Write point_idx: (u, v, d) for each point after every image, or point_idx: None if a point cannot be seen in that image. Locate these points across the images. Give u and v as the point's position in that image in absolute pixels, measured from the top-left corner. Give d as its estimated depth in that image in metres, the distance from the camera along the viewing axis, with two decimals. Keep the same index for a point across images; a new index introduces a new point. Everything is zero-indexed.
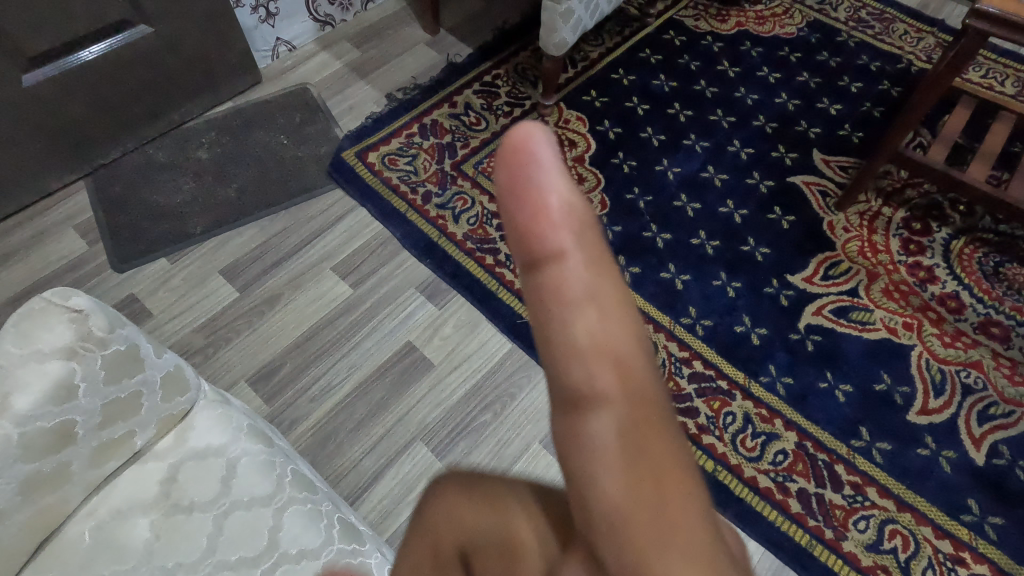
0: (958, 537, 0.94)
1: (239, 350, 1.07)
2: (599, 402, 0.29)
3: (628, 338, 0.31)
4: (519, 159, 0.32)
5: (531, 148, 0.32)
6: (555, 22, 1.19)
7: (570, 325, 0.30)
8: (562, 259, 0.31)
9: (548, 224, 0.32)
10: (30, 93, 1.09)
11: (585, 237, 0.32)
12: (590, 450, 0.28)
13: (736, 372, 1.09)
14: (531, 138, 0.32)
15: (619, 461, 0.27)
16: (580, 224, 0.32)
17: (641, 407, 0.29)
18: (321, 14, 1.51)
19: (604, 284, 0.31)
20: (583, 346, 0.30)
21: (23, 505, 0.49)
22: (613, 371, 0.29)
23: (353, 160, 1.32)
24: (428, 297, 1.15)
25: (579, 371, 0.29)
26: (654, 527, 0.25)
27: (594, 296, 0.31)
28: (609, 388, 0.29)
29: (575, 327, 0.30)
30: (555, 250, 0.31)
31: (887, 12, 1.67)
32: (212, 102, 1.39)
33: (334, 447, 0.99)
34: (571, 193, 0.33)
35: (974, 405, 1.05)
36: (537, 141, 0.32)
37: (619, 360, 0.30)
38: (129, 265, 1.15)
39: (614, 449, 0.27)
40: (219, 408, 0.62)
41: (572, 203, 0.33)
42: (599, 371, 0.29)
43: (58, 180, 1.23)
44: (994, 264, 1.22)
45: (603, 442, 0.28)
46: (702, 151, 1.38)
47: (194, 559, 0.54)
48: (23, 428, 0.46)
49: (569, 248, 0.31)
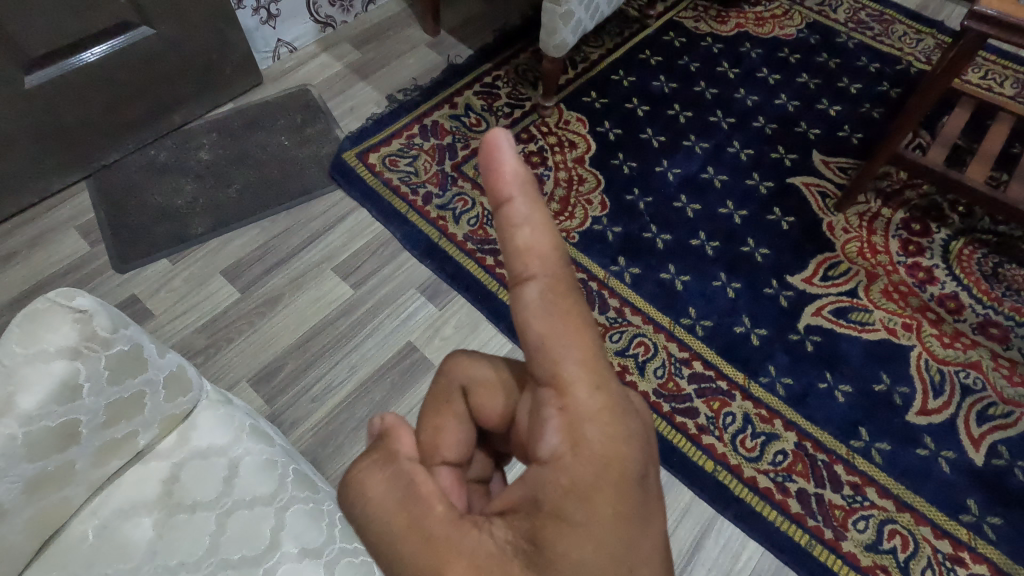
0: (958, 537, 0.94)
1: (240, 350, 1.08)
2: (540, 308, 0.32)
3: (564, 263, 0.32)
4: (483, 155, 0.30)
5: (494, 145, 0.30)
6: (555, 24, 1.20)
7: (512, 258, 0.32)
8: (513, 217, 0.31)
9: (496, 194, 0.30)
10: (32, 94, 1.10)
11: (536, 203, 0.31)
12: (538, 333, 0.32)
13: (736, 373, 1.09)
14: (494, 131, 0.29)
15: (563, 339, 0.32)
16: (533, 187, 0.31)
17: (577, 310, 0.33)
18: (322, 15, 1.52)
19: (549, 230, 0.32)
20: (530, 266, 0.32)
21: (28, 504, 0.49)
22: (552, 286, 0.32)
23: (353, 161, 1.32)
24: (428, 298, 1.15)
25: (524, 288, 0.32)
26: (586, 397, 0.33)
27: (536, 231, 0.31)
28: (550, 299, 0.32)
29: (522, 257, 0.32)
30: (502, 212, 0.31)
31: (887, 14, 1.67)
32: (213, 104, 1.39)
33: (334, 447, 0.99)
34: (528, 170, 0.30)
35: (973, 405, 1.06)
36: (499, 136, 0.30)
37: (558, 280, 0.32)
38: (130, 266, 1.15)
39: (552, 332, 0.32)
40: (221, 408, 0.62)
41: (529, 181, 0.31)
42: (543, 287, 0.32)
43: (59, 181, 1.23)
44: (993, 264, 1.22)
45: (545, 326, 0.32)
46: (702, 152, 1.39)
47: (197, 558, 0.54)
48: (28, 427, 0.47)
49: (521, 205, 0.30)
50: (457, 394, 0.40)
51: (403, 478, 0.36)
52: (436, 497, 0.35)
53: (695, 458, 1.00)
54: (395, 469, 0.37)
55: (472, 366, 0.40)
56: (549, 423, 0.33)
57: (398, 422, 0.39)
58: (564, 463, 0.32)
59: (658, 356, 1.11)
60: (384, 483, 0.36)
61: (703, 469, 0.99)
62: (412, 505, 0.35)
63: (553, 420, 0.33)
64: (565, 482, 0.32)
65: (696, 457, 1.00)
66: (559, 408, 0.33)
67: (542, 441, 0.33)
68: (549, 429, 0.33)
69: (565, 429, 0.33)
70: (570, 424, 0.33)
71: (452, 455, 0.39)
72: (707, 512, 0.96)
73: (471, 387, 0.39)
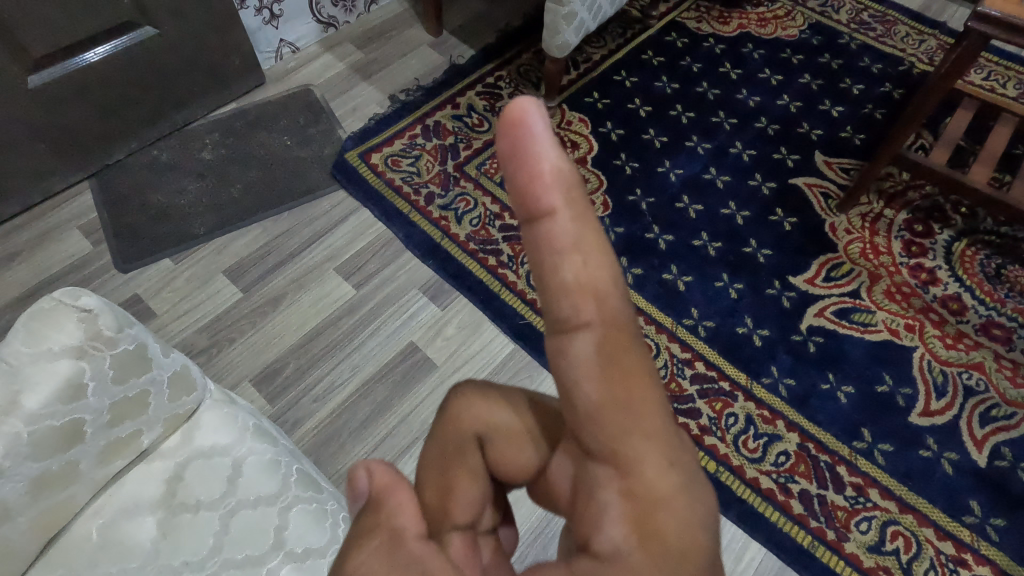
0: (961, 539, 0.94)
1: (243, 350, 1.08)
2: (594, 363, 0.28)
3: (622, 305, 0.29)
4: (513, 141, 0.27)
5: (524, 122, 0.26)
6: (558, 24, 1.19)
7: (561, 301, 0.28)
8: (553, 236, 0.28)
9: (536, 204, 0.27)
10: (35, 94, 1.10)
11: (581, 208, 0.28)
12: (591, 402, 0.28)
13: (739, 374, 1.09)
14: (521, 100, 0.25)
15: (623, 404, 0.28)
16: (577, 195, 0.28)
17: (637, 365, 0.29)
18: (324, 15, 1.52)
19: (599, 259, 0.28)
20: (584, 312, 0.28)
21: (32, 503, 0.49)
22: (608, 337, 0.29)
23: (356, 161, 1.32)
24: (431, 298, 1.15)
25: (574, 338, 0.29)
26: (654, 475, 0.28)
27: (586, 261, 0.28)
28: (607, 356, 0.29)
29: (574, 300, 0.28)
30: (542, 226, 0.28)
31: (889, 14, 1.67)
32: (216, 104, 1.39)
33: (337, 447, 0.99)
34: (565, 168, 0.27)
35: (976, 406, 1.06)
36: (530, 113, 0.26)
37: (614, 329, 0.29)
38: (133, 265, 1.15)
39: (610, 400, 0.28)
40: (225, 408, 0.62)
41: (570, 188, 0.28)
42: (597, 339, 0.28)
43: (61, 181, 1.23)
44: (996, 265, 1.22)
45: (601, 392, 0.28)
46: (705, 152, 1.39)
47: (201, 557, 0.54)
48: (33, 426, 0.47)
49: (564, 219, 0.27)
50: (472, 445, 0.33)
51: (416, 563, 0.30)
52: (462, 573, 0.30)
53: (698, 459, 1.00)
54: (406, 550, 0.31)
55: (487, 410, 0.33)
56: (608, 509, 0.28)
57: (390, 482, 0.34)
58: (629, 562, 0.27)
59: (660, 356, 1.11)
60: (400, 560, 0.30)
61: (705, 470, 0.99)
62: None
63: (614, 505, 0.28)
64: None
65: (698, 458, 1.00)
66: (620, 490, 0.28)
67: (601, 529, 0.28)
68: (610, 516, 0.28)
69: (628, 518, 0.28)
70: (636, 511, 0.28)
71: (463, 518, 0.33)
72: None
73: (488, 436, 0.32)
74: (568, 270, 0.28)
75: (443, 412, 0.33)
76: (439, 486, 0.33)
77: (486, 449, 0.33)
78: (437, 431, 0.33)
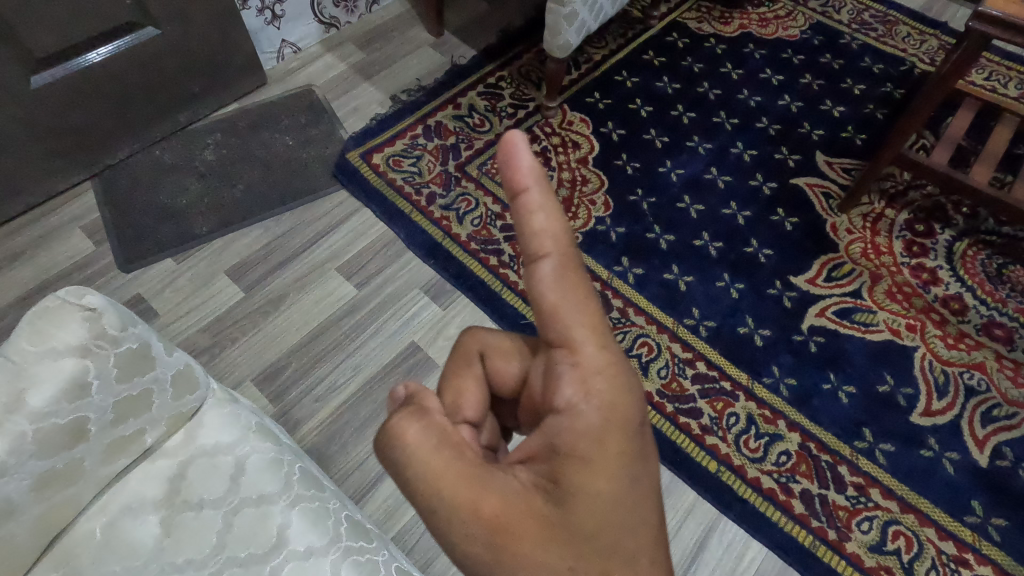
0: (962, 539, 0.94)
1: (244, 349, 1.08)
2: (555, 282, 0.35)
3: (573, 242, 0.35)
4: (504, 151, 0.33)
5: (514, 142, 0.32)
6: (560, 24, 1.19)
7: (531, 240, 0.34)
8: (529, 203, 0.33)
9: (513, 183, 0.33)
10: (39, 95, 1.10)
11: (550, 194, 0.34)
12: (551, 305, 0.35)
13: (740, 374, 1.09)
14: (511, 135, 0.32)
15: (575, 311, 0.36)
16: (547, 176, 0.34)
17: (585, 281, 0.36)
18: (326, 16, 1.52)
19: (560, 214, 0.34)
20: (546, 245, 0.34)
21: (36, 501, 0.50)
22: (565, 261, 0.35)
23: (357, 161, 1.32)
24: (432, 298, 1.15)
25: (539, 266, 0.35)
26: (594, 352, 0.36)
27: (551, 215, 0.34)
28: (563, 273, 0.35)
29: (538, 238, 0.34)
30: (518, 200, 0.33)
31: (890, 15, 1.67)
32: (218, 104, 1.40)
33: (339, 447, 0.99)
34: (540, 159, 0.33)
35: (977, 406, 1.06)
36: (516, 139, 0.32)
37: (569, 257, 0.35)
38: (136, 265, 1.16)
39: (565, 300, 0.35)
40: (227, 407, 0.62)
41: (545, 175, 0.33)
42: (557, 264, 0.35)
43: (64, 181, 1.24)
44: (997, 265, 1.22)
45: (559, 297, 0.35)
46: (706, 152, 1.39)
47: (203, 556, 0.55)
48: (38, 425, 0.47)
49: (536, 192, 0.33)
50: (476, 359, 0.41)
51: (435, 431, 0.36)
52: (466, 445, 0.36)
53: (699, 459, 1.00)
54: (428, 422, 0.36)
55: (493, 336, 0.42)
56: (563, 377, 0.37)
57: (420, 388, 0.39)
58: (579, 411, 0.36)
59: (661, 356, 1.11)
60: (419, 432, 0.36)
61: (707, 470, 0.99)
62: (446, 450, 0.35)
63: (567, 374, 0.37)
64: (580, 428, 0.36)
65: (700, 457, 1.00)
66: (571, 364, 0.37)
67: (558, 393, 0.37)
68: (565, 381, 0.37)
69: (579, 382, 0.36)
70: (582, 377, 0.36)
71: (474, 415, 0.40)
72: (710, 513, 0.96)
73: (489, 351, 0.41)
74: (539, 224, 0.34)
75: (460, 343, 0.42)
76: (454, 388, 0.40)
77: (487, 362, 0.41)
78: (455, 349, 0.42)
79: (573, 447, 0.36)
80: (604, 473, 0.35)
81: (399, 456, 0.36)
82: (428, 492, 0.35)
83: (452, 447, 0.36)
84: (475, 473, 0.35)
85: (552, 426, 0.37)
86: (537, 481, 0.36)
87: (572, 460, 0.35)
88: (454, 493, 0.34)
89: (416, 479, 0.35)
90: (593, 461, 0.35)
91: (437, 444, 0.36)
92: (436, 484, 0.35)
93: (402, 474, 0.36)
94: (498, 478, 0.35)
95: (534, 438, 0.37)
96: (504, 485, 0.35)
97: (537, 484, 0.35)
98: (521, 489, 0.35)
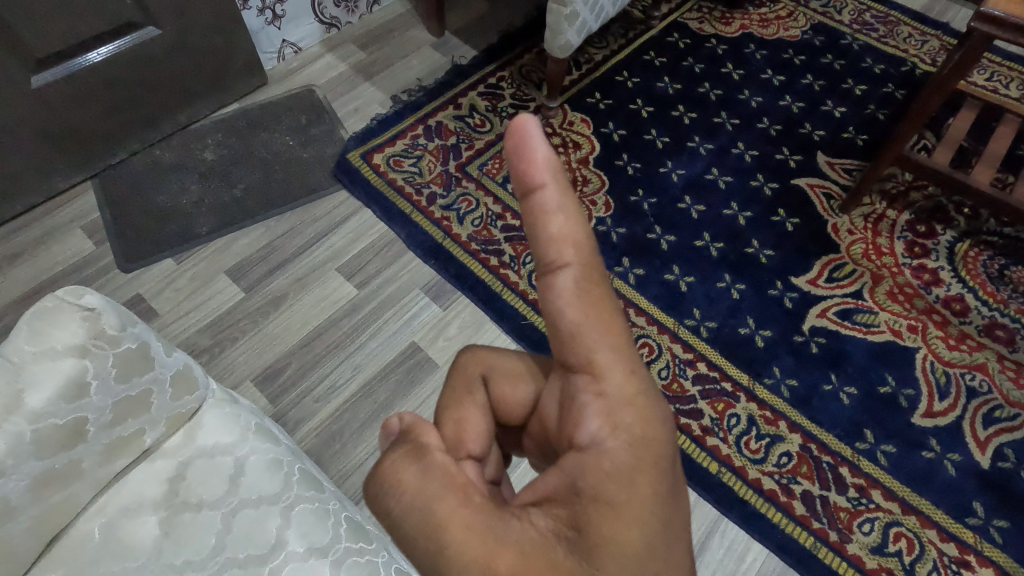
0: (964, 541, 0.94)
1: (245, 350, 1.08)
2: (575, 293, 0.35)
3: (594, 251, 0.35)
4: (516, 142, 0.33)
5: (525, 133, 0.32)
6: (560, 24, 1.19)
7: (548, 247, 0.34)
8: (546, 204, 0.33)
9: (528, 183, 0.33)
10: (40, 94, 1.10)
11: (566, 191, 0.34)
12: (572, 322, 0.35)
13: (741, 375, 1.09)
14: (521, 122, 0.32)
15: (596, 329, 0.35)
16: (563, 175, 0.34)
17: (606, 294, 0.36)
18: (326, 16, 1.52)
19: (578, 219, 0.34)
20: (565, 254, 0.34)
21: (35, 501, 0.49)
22: (585, 272, 0.35)
23: (358, 161, 1.32)
24: (433, 298, 1.15)
25: (558, 276, 0.35)
26: (621, 379, 0.36)
27: (570, 220, 0.34)
28: (583, 286, 0.35)
29: (557, 246, 0.34)
30: (535, 201, 0.33)
31: (892, 15, 1.67)
32: (219, 104, 1.40)
33: (339, 447, 0.99)
34: (556, 156, 0.33)
35: (979, 407, 1.05)
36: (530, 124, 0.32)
37: (590, 267, 0.35)
38: (136, 265, 1.16)
39: (587, 318, 0.35)
40: (226, 407, 0.62)
41: (560, 173, 0.33)
42: (577, 274, 0.35)
43: (64, 180, 1.24)
44: (999, 266, 1.22)
45: (580, 311, 0.35)
46: (707, 153, 1.38)
47: (202, 557, 0.54)
48: (36, 425, 0.47)
49: (553, 190, 0.33)
50: (479, 384, 0.41)
51: (436, 471, 0.35)
52: (472, 487, 0.35)
53: (700, 459, 1.00)
54: (428, 462, 0.36)
55: (496, 356, 0.42)
56: (588, 409, 0.35)
57: (418, 420, 0.38)
58: (605, 448, 0.35)
59: (662, 357, 1.11)
60: (418, 474, 0.35)
61: (708, 470, 0.99)
62: (451, 494, 0.34)
63: (592, 406, 0.35)
64: (607, 467, 0.34)
65: (701, 458, 1.00)
66: (596, 393, 0.35)
67: (582, 427, 0.35)
68: (589, 413, 0.35)
69: (605, 414, 0.35)
70: (609, 409, 0.35)
71: (477, 449, 0.39)
72: (710, 514, 0.95)
73: (493, 375, 0.41)
74: (556, 227, 0.34)
75: (461, 365, 0.42)
76: (455, 419, 0.39)
77: (491, 387, 0.41)
78: (454, 376, 0.42)
79: (599, 491, 0.34)
80: (634, 519, 0.33)
81: (396, 505, 0.35)
82: (431, 543, 0.33)
83: (456, 489, 0.34)
84: (483, 522, 0.33)
85: (575, 465, 0.35)
86: (558, 529, 0.34)
87: (598, 505, 0.33)
88: (462, 543, 0.33)
89: (416, 528, 0.34)
90: (622, 506, 0.33)
91: (440, 487, 0.34)
92: (441, 533, 0.33)
93: (400, 524, 0.35)
94: (514, 529, 0.34)
95: (552, 478, 0.36)
96: (522, 535, 0.33)
97: (559, 532, 0.34)
98: (541, 538, 0.33)
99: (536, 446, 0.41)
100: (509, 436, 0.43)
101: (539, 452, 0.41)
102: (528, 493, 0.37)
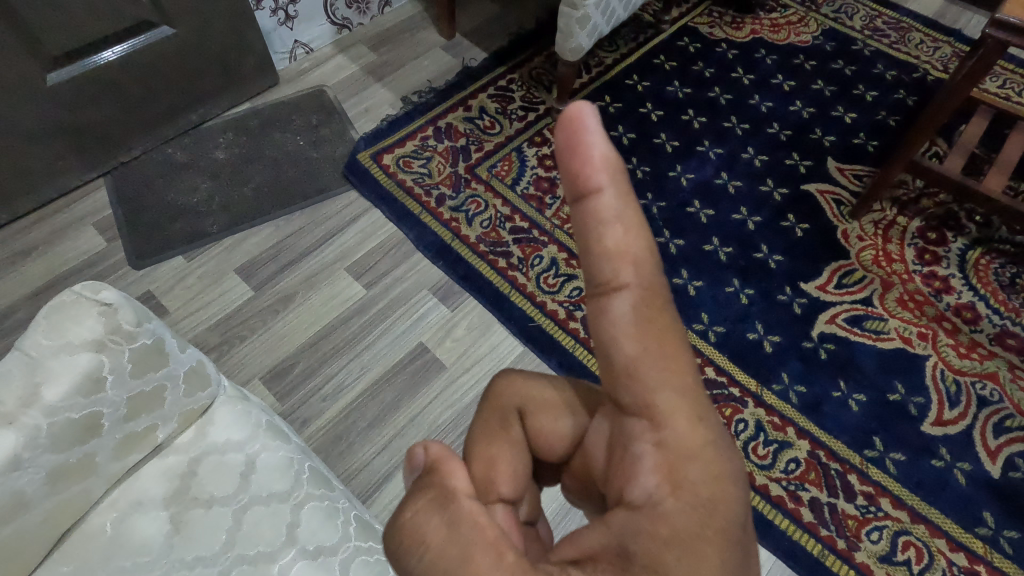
0: (974, 551, 0.93)
1: (255, 348, 1.08)
2: (631, 317, 0.34)
3: (654, 272, 0.35)
4: (569, 134, 0.32)
5: (580, 121, 0.32)
6: (572, 27, 1.20)
7: (604, 265, 0.34)
8: (601, 211, 0.33)
9: (586, 184, 0.33)
10: (55, 91, 1.11)
11: (624, 195, 0.33)
12: (628, 356, 0.34)
13: (749, 380, 1.08)
14: (578, 108, 0.31)
15: (655, 365, 0.34)
16: (621, 176, 0.33)
17: (672, 330, 0.34)
18: (339, 17, 1.53)
19: (637, 233, 0.34)
20: (622, 275, 0.34)
21: (50, 494, 0.49)
22: (644, 297, 0.34)
23: (368, 161, 1.33)
24: (440, 299, 1.15)
25: (613, 298, 0.34)
26: (685, 429, 0.34)
27: (627, 233, 0.34)
28: (641, 314, 0.34)
29: (614, 263, 0.34)
30: (590, 205, 0.33)
31: (903, 22, 1.66)
32: (231, 103, 1.41)
33: (346, 446, 0.99)
34: (613, 154, 0.33)
35: (990, 416, 1.05)
36: (585, 114, 0.32)
37: (649, 292, 0.34)
38: (146, 262, 1.16)
39: (645, 353, 0.34)
40: (238, 404, 0.63)
41: (618, 172, 0.33)
42: (634, 297, 0.34)
43: (79, 177, 1.25)
44: (1010, 275, 1.21)
45: (637, 345, 0.34)
46: (717, 157, 1.38)
47: (213, 552, 0.55)
48: (52, 419, 0.47)
49: (609, 197, 0.33)
50: (515, 419, 0.40)
51: (463, 522, 0.34)
52: (506, 545, 0.33)
53: None
54: (456, 510, 0.35)
55: (532, 386, 0.41)
56: (644, 460, 0.34)
57: (444, 454, 0.37)
58: (663, 509, 0.32)
59: None
60: (442, 527, 0.34)
61: None
62: (482, 554, 0.32)
63: (648, 456, 0.34)
64: (665, 532, 0.32)
65: None
66: (654, 443, 0.34)
67: (637, 482, 0.34)
68: (645, 467, 0.34)
69: (665, 472, 0.33)
70: (668, 464, 0.33)
71: (509, 492, 0.38)
72: None
73: (530, 407, 0.40)
74: (613, 239, 0.34)
75: (496, 395, 0.41)
76: (487, 456, 0.39)
77: (529, 421, 0.40)
78: (489, 407, 0.41)
79: (655, 557, 0.31)
80: None
81: (418, 564, 0.34)
82: None
83: (488, 547, 0.33)
84: None
85: (625, 524, 0.33)
86: None
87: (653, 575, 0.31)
88: None
89: None
90: None
91: (468, 545, 0.33)
92: None
93: None
94: None
95: (596, 536, 0.34)
96: None
97: None
98: None
99: (577, 483, 0.40)
100: (548, 473, 0.43)
101: (581, 491, 0.40)
102: (568, 549, 0.35)
